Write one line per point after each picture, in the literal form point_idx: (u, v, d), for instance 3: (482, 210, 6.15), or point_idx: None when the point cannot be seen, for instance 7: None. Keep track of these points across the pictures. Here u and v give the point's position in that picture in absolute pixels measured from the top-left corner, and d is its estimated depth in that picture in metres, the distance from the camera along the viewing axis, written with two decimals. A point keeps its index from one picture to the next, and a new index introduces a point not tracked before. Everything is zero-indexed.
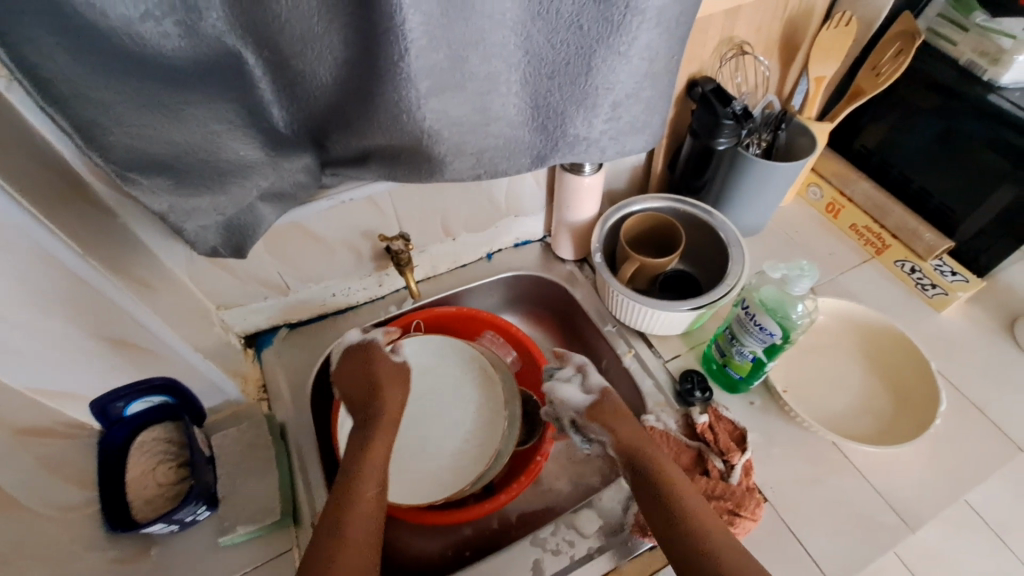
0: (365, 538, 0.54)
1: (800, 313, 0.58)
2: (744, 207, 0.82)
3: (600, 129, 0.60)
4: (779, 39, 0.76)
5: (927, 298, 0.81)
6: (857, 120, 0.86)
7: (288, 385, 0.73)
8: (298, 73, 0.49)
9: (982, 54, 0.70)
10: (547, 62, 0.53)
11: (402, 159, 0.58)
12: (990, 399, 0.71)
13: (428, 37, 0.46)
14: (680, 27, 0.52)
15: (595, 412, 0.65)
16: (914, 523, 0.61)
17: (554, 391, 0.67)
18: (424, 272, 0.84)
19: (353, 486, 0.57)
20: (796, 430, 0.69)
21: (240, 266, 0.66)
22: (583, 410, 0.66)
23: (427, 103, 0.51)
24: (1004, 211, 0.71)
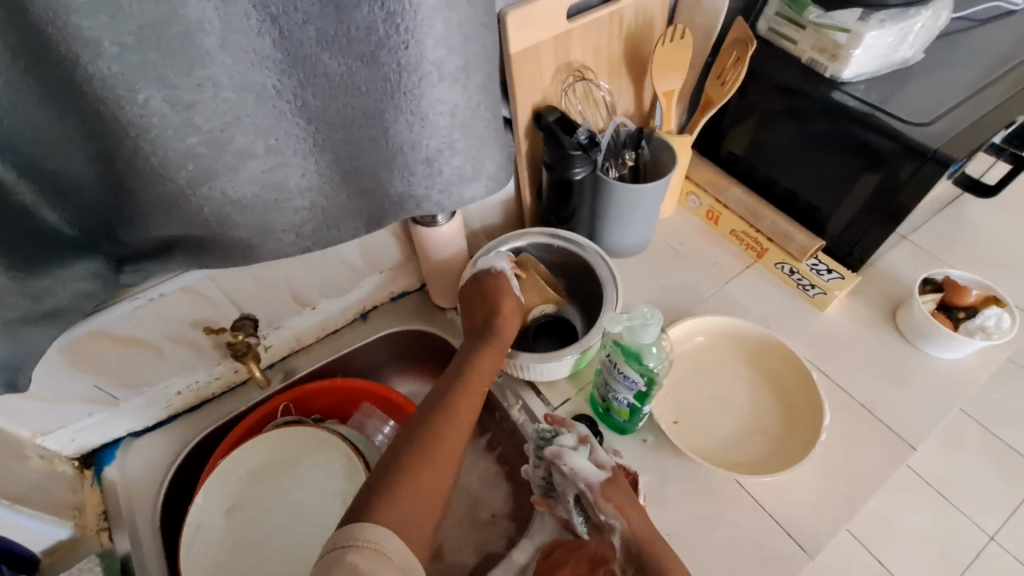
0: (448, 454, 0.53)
1: (657, 356, 0.54)
2: (618, 232, 0.79)
3: (423, 186, 0.55)
4: (622, 58, 0.73)
5: (809, 298, 0.80)
6: (720, 125, 0.84)
7: (133, 506, 0.65)
8: (53, 174, 0.42)
9: (821, 51, 0.69)
10: (336, 128, 0.47)
11: (208, 245, 0.52)
12: (879, 396, 0.71)
13: (168, 125, 0.40)
14: (474, 75, 0.48)
15: (611, 491, 0.54)
16: (814, 551, 0.60)
17: (566, 460, 0.55)
18: (287, 346, 0.76)
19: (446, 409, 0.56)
20: (690, 464, 0.66)
21: (41, 390, 0.57)
22: (596, 485, 0.54)
23: (199, 190, 0.45)
24: (867, 204, 0.71)
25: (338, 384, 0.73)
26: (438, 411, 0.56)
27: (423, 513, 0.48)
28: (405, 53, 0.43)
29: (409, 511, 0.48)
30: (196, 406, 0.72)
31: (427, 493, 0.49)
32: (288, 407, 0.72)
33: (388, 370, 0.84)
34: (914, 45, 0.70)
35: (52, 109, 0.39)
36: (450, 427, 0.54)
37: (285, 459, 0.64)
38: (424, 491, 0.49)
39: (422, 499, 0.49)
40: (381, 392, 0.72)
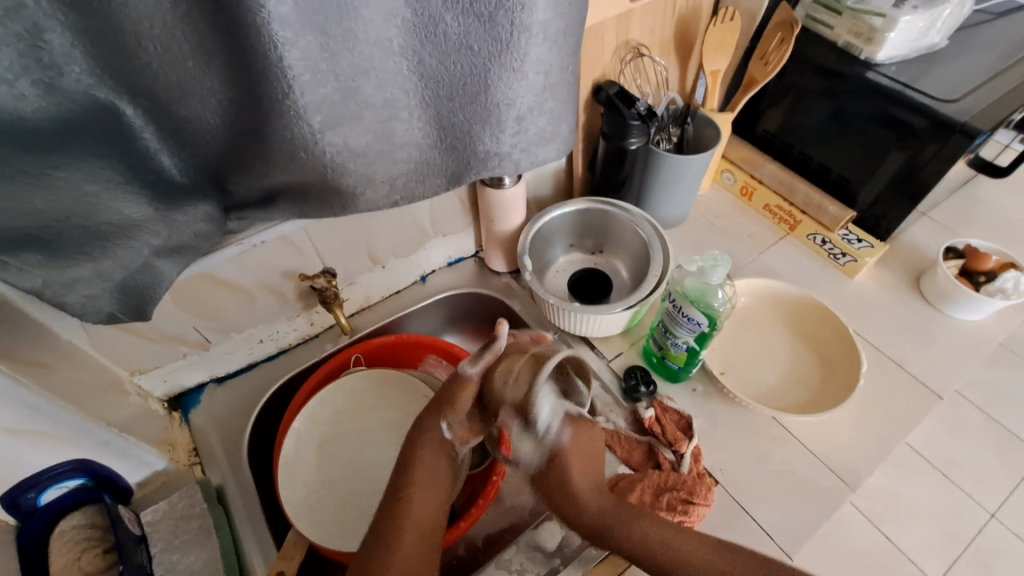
0: (425, 522, 0.56)
1: (721, 300, 0.61)
2: (664, 202, 0.85)
3: (509, 143, 0.60)
4: (672, 39, 0.79)
5: (840, 265, 0.87)
6: (756, 107, 0.90)
7: (221, 443, 0.69)
8: (179, 119, 0.46)
9: (857, 35, 0.75)
10: (444, 83, 0.52)
11: (310, 195, 0.56)
12: (906, 353, 0.77)
13: (312, 72, 0.44)
14: (567, 40, 0.54)
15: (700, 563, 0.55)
16: (854, 485, 0.66)
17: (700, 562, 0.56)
18: (356, 303, 0.81)
19: (404, 493, 0.56)
20: (737, 410, 0.72)
21: (149, 327, 0.61)
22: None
23: (325, 136, 0.49)
24: (896, 177, 0.77)
25: (406, 337, 0.77)
26: (397, 490, 0.57)
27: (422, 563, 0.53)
28: (518, 14, 0.48)
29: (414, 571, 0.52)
30: (273, 356, 0.77)
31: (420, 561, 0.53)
32: (360, 358, 0.75)
33: (443, 331, 0.89)
34: (941, 31, 0.76)
35: (199, 56, 0.43)
36: (413, 498, 0.56)
37: (365, 400, 0.71)
38: (415, 554, 0.53)
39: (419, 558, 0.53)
40: (446, 345, 0.76)
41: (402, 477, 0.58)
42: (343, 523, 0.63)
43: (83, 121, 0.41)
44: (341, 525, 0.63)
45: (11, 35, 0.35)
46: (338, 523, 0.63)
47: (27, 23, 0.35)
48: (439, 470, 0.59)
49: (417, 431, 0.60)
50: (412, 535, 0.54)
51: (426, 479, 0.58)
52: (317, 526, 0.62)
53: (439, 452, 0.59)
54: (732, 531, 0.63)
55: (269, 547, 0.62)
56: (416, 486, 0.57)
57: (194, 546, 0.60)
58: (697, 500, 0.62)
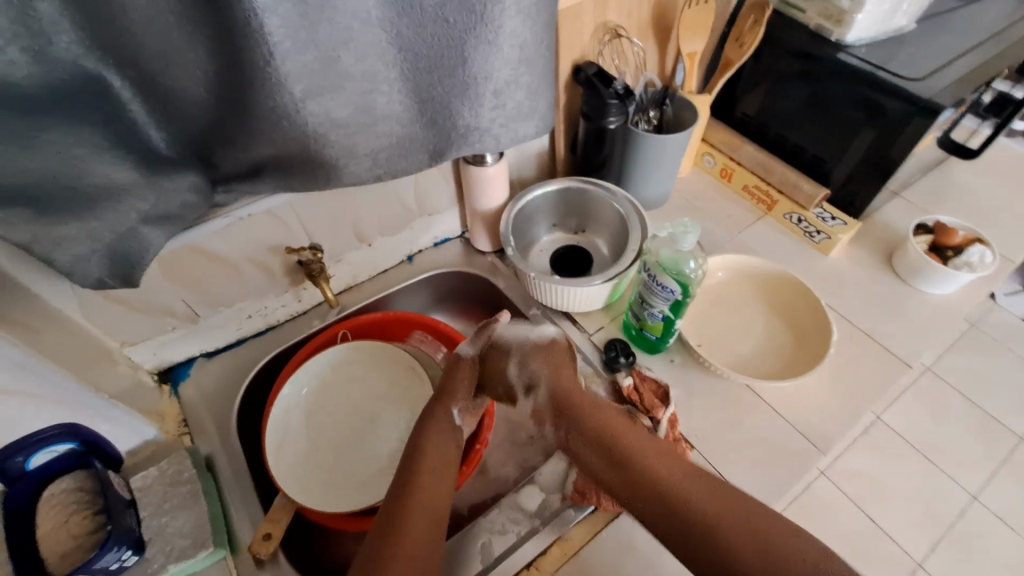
0: (434, 507, 0.58)
1: (693, 268, 0.62)
2: (644, 182, 0.87)
3: (488, 117, 0.62)
4: (650, 22, 0.81)
5: (816, 243, 0.89)
6: (734, 91, 0.93)
7: (210, 414, 0.71)
8: (166, 90, 0.48)
9: (827, 17, 0.78)
10: (422, 56, 0.54)
11: (295, 167, 0.58)
12: (877, 325, 0.79)
13: (293, 40, 0.46)
14: (542, 14, 0.56)
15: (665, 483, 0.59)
16: (824, 448, 0.68)
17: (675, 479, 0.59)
18: (343, 281, 0.83)
19: (416, 472, 0.59)
20: (714, 380, 0.74)
21: (138, 298, 0.63)
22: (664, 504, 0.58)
23: (307, 105, 0.51)
24: (866, 155, 0.79)
25: (393, 312, 0.79)
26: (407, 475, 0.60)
27: (431, 545, 0.54)
28: None
29: (423, 555, 0.53)
30: (262, 332, 0.79)
31: (430, 547, 0.54)
32: (346, 333, 0.77)
33: (430, 311, 0.91)
34: (908, 14, 0.79)
35: (185, 27, 0.44)
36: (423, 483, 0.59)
37: (355, 371, 0.73)
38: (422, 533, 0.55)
39: (427, 539, 0.54)
40: (433, 320, 0.77)
41: (412, 461, 0.61)
42: (329, 486, 0.65)
43: (75, 91, 0.43)
44: (328, 490, 0.65)
45: (3, 4, 0.37)
46: (323, 487, 0.64)
47: None
48: (449, 456, 0.63)
49: (427, 416, 0.65)
50: (421, 521, 0.55)
51: (439, 463, 0.61)
52: (303, 490, 0.63)
53: (448, 436, 0.64)
54: None
55: (257, 511, 0.64)
56: (425, 473, 0.60)
57: (182, 510, 0.60)
58: None
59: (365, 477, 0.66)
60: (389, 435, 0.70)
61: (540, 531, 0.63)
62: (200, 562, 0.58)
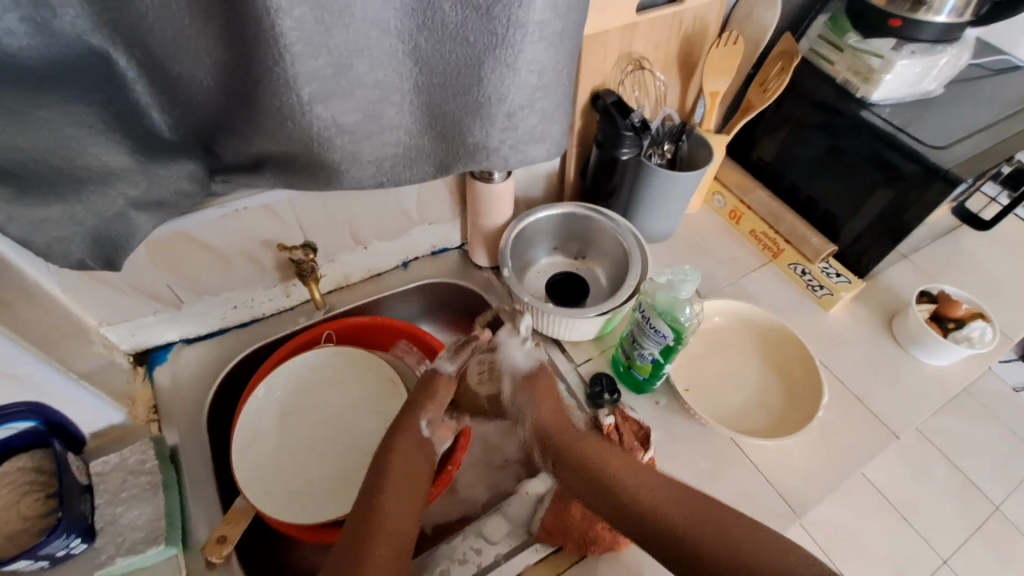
0: (399, 532, 0.56)
1: (688, 315, 0.62)
2: (651, 217, 0.85)
3: (498, 139, 0.61)
4: (675, 56, 0.80)
5: (817, 297, 0.88)
6: (752, 134, 0.92)
7: (181, 402, 0.69)
8: (172, 76, 0.46)
9: (855, 73, 0.77)
10: (438, 71, 0.53)
11: (296, 166, 0.56)
12: (868, 390, 0.78)
13: (305, 42, 0.45)
14: (565, 42, 0.55)
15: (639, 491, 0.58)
16: (801, 512, 0.66)
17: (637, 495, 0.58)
18: (335, 281, 0.81)
19: (383, 488, 0.58)
20: (697, 427, 0.72)
21: (121, 279, 0.62)
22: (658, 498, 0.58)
23: (314, 108, 0.49)
24: (878, 216, 0.78)
25: (381, 319, 0.77)
26: (374, 491, 0.58)
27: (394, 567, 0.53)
28: (515, 11, 0.49)
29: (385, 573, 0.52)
30: (246, 323, 0.77)
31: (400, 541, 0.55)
32: (331, 335, 0.76)
33: (420, 319, 0.90)
34: (938, 78, 0.77)
35: (197, 16, 0.43)
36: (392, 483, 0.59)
37: (335, 376, 0.71)
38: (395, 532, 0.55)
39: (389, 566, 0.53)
40: (420, 332, 0.76)
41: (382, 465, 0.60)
42: (294, 492, 0.63)
43: (75, 67, 0.42)
44: (291, 499, 0.63)
45: None
46: (287, 493, 0.63)
47: None
48: (417, 469, 0.61)
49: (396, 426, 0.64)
50: (387, 543, 0.54)
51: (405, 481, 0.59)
52: (266, 495, 0.62)
53: (417, 449, 0.62)
54: None
55: (214, 511, 0.62)
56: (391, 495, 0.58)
57: (139, 501, 0.59)
58: None
59: (331, 488, 0.64)
60: (361, 446, 0.68)
61: (502, 565, 0.61)
62: (151, 558, 0.57)
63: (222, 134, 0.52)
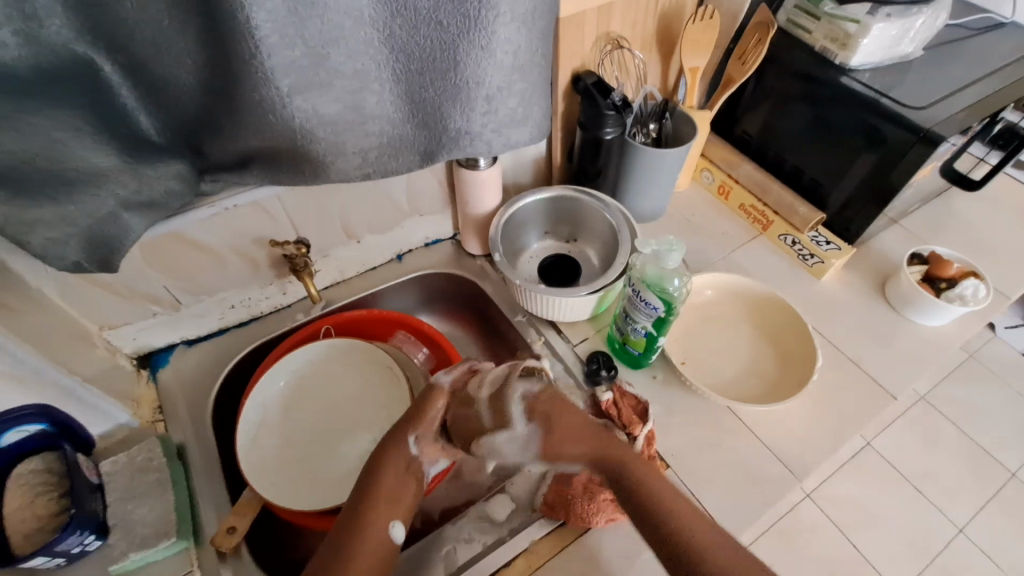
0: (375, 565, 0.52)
1: (677, 286, 0.62)
2: (639, 196, 0.86)
3: (480, 123, 0.62)
4: (653, 34, 0.81)
5: (808, 266, 0.88)
6: (736, 108, 0.92)
7: (186, 402, 0.71)
8: (154, 77, 0.48)
9: (833, 40, 0.77)
10: (415, 58, 0.54)
11: (282, 162, 0.57)
12: (863, 354, 0.78)
13: (280, 35, 0.46)
14: (538, 22, 0.56)
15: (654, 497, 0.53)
16: (801, 475, 0.67)
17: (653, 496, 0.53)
18: (330, 277, 0.82)
19: (370, 498, 0.55)
20: (694, 399, 0.73)
21: (118, 282, 0.63)
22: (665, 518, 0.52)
23: (294, 101, 0.50)
24: (864, 180, 0.78)
25: (378, 311, 0.78)
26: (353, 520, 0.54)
27: None
28: None
29: None
30: (245, 323, 0.79)
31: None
32: (329, 329, 0.77)
33: (417, 311, 0.90)
34: (915, 41, 0.78)
35: (175, 17, 0.44)
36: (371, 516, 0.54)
37: (334, 368, 0.72)
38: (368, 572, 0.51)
39: None
40: (415, 321, 0.78)
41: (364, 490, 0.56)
42: (299, 482, 0.64)
43: (61, 73, 0.43)
44: (297, 488, 0.64)
45: None
46: (293, 482, 0.64)
47: None
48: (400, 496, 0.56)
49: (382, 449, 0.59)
50: (367, 562, 0.51)
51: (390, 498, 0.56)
52: (272, 486, 0.63)
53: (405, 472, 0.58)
54: None
55: (223, 504, 0.63)
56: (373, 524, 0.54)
57: (148, 498, 0.60)
58: None
59: (336, 476, 0.65)
60: (364, 434, 0.69)
61: (506, 542, 0.62)
62: (162, 552, 0.58)
63: (207, 134, 0.53)
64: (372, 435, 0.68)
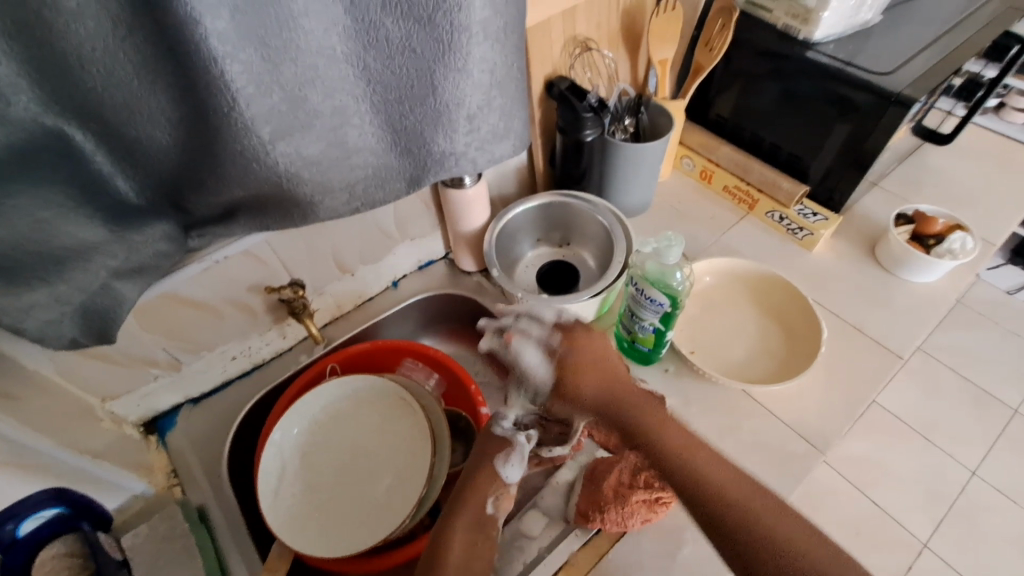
0: None
1: (680, 279, 0.62)
2: (626, 191, 0.86)
3: (463, 142, 0.62)
4: (618, 32, 0.81)
5: (799, 239, 0.90)
6: (707, 94, 0.93)
7: (200, 463, 0.69)
8: (129, 141, 0.46)
9: (794, 16, 0.78)
10: (391, 87, 0.54)
11: (269, 207, 0.56)
12: (866, 318, 0.80)
13: (256, 84, 0.45)
14: (510, 36, 0.57)
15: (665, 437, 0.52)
16: (824, 448, 0.68)
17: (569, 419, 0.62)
18: (329, 313, 0.82)
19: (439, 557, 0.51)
20: (710, 386, 0.74)
21: (117, 352, 0.61)
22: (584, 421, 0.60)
23: (277, 146, 0.50)
24: (842, 149, 0.79)
25: (382, 342, 0.78)
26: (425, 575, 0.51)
27: None
28: (457, 15, 0.50)
29: None
30: (248, 372, 0.77)
31: None
32: (335, 367, 0.76)
33: (419, 335, 0.90)
34: (873, 8, 0.79)
35: (145, 76, 0.43)
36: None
37: (345, 407, 0.71)
38: None
39: None
40: (422, 348, 0.77)
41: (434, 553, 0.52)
42: (328, 528, 0.63)
43: (34, 150, 0.42)
44: (324, 534, 0.62)
45: None
46: (320, 530, 0.63)
47: None
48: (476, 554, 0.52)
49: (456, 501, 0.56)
50: None
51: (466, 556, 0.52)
52: (301, 537, 0.62)
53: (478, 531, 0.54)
54: None
55: (254, 558, 0.63)
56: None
57: (177, 567, 0.59)
58: None
59: (365, 516, 0.64)
60: (387, 471, 0.67)
61: (545, 559, 0.62)
62: None
63: (188, 190, 0.52)
64: (394, 471, 0.67)
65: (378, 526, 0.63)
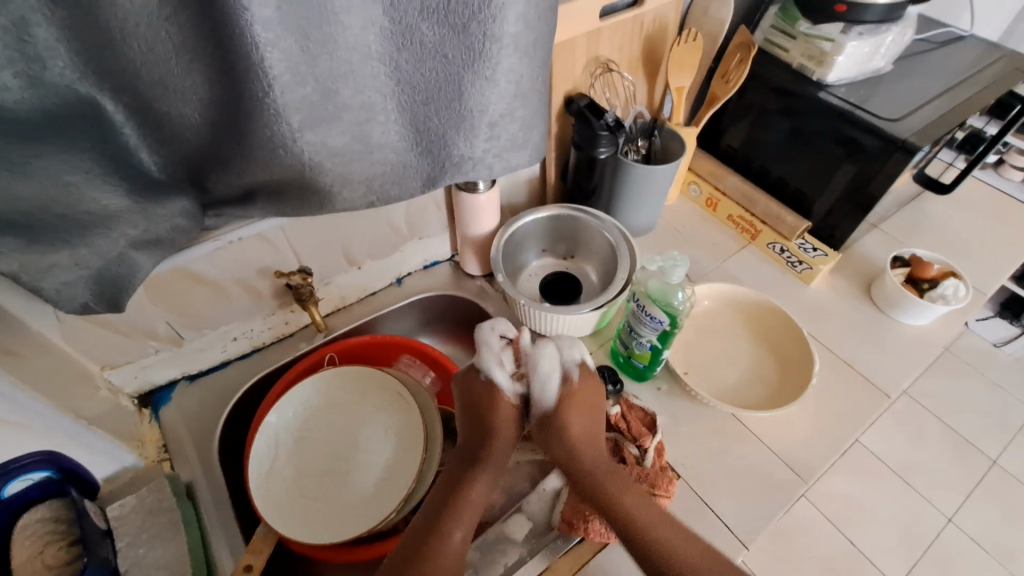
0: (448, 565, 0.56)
1: (681, 299, 0.64)
2: (633, 212, 0.88)
3: (482, 148, 0.64)
4: (639, 57, 0.84)
5: (798, 273, 0.91)
6: (719, 124, 0.96)
7: (191, 439, 0.70)
8: (161, 116, 0.47)
9: (809, 58, 0.81)
10: (420, 90, 0.55)
11: (289, 194, 0.57)
12: (857, 356, 0.81)
13: (293, 73, 0.46)
14: (537, 51, 0.59)
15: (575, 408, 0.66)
16: (809, 478, 0.69)
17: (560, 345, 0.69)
18: (332, 303, 0.83)
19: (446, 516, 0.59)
20: (701, 408, 0.75)
21: (122, 321, 0.62)
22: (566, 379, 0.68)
23: (305, 135, 0.51)
24: (846, 189, 0.82)
25: (382, 336, 0.78)
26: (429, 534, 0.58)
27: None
28: (491, 26, 0.52)
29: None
30: (247, 354, 0.78)
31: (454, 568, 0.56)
32: (333, 357, 0.77)
33: (417, 333, 0.91)
34: (885, 56, 0.82)
35: (184, 55, 0.44)
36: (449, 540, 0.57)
37: (342, 397, 0.72)
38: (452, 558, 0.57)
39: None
40: (421, 345, 0.78)
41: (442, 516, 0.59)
42: (312, 514, 0.64)
43: (68, 115, 0.43)
44: (310, 519, 0.63)
45: None
46: (304, 514, 0.63)
47: (13, 16, 0.36)
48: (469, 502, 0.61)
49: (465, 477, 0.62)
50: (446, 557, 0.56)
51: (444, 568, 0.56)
52: (286, 521, 0.62)
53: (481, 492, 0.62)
54: (690, 523, 0.66)
55: (236, 540, 0.63)
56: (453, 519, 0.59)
57: (160, 540, 0.60)
58: (659, 491, 0.64)
59: (351, 506, 0.64)
60: (377, 464, 0.68)
61: (528, 562, 0.62)
62: None
63: (209, 170, 0.53)
64: (385, 467, 0.67)
65: (363, 518, 0.63)
